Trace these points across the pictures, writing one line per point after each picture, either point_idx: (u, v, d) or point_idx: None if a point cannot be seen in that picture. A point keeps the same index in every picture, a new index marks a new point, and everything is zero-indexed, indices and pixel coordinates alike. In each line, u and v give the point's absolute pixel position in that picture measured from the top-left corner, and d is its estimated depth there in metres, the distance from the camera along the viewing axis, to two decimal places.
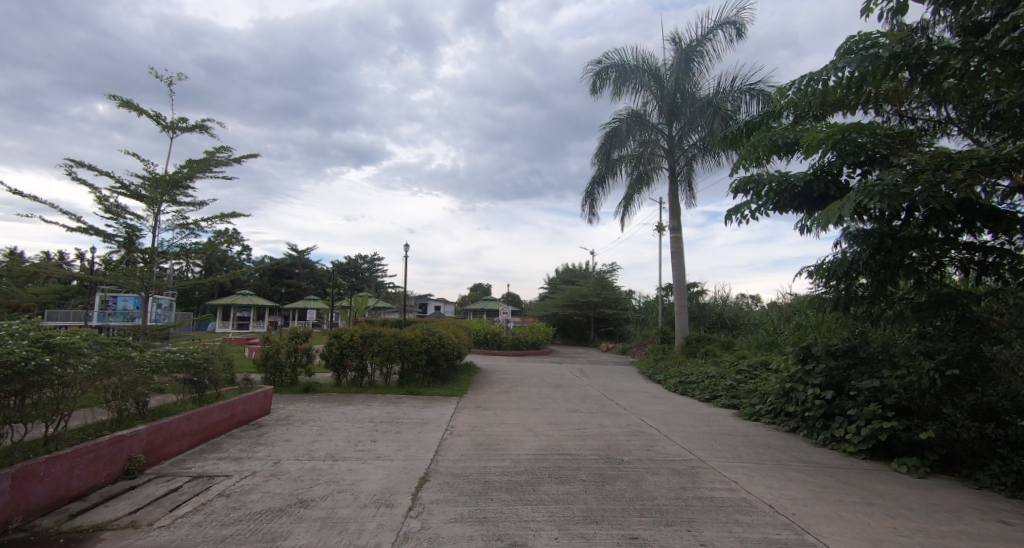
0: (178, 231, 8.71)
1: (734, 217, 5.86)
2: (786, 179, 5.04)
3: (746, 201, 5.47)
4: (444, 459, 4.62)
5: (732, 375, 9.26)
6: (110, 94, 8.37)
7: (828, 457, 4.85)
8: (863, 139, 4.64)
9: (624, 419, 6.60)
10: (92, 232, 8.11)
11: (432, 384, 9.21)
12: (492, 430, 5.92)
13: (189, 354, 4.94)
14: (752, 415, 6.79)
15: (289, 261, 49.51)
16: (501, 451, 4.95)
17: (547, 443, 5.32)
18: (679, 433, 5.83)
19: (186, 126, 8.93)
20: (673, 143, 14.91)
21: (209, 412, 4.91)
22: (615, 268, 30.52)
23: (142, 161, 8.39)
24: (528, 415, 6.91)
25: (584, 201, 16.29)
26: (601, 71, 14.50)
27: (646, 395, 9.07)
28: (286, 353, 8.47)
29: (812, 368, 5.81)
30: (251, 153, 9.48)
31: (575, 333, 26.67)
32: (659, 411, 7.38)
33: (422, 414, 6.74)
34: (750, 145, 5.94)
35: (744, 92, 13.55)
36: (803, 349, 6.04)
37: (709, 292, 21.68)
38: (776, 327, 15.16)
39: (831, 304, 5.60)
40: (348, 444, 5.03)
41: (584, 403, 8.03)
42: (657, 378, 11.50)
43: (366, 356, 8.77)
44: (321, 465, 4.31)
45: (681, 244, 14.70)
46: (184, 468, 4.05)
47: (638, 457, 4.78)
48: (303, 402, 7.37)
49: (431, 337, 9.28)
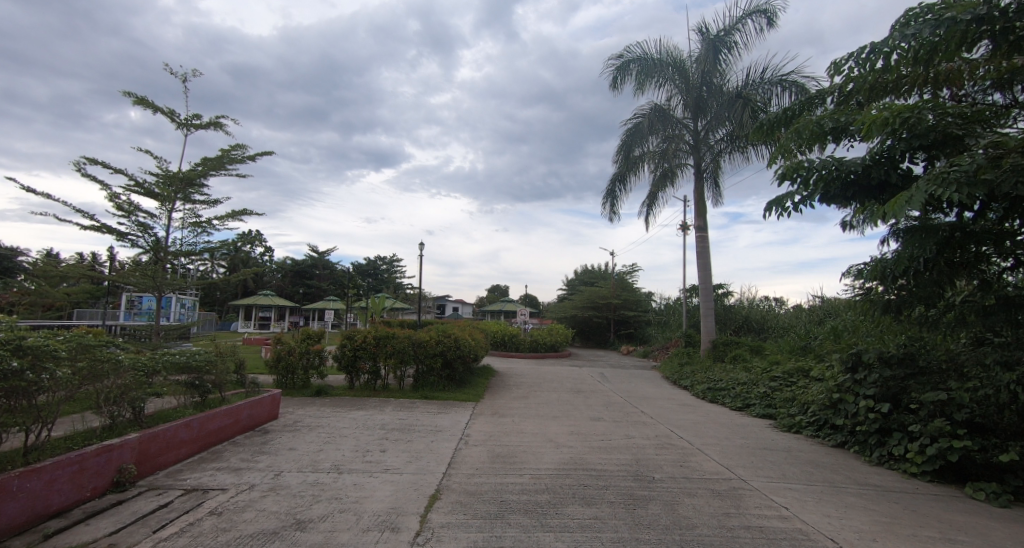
0: (191, 230, 8.59)
1: (775, 209, 5.36)
2: (839, 166, 4.52)
3: (790, 191, 4.97)
4: (458, 473, 4.25)
5: (766, 383, 8.66)
6: (125, 91, 8.32)
7: (888, 478, 4.30)
8: (931, 120, 4.11)
9: (652, 430, 6.14)
10: (106, 230, 8.03)
11: (447, 388, 8.88)
12: (509, 440, 5.53)
13: (190, 356, 4.70)
14: (791, 428, 6.25)
15: (309, 262, 50.09)
16: (520, 464, 4.56)
17: (570, 456, 4.90)
18: (714, 447, 5.33)
19: (200, 123, 8.83)
20: (698, 139, 14.32)
21: (210, 418, 4.64)
22: (635, 269, 29.85)
23: (156, 158, 8.30)
24: (548, 423, 6.51)
25: (605, 199, 15.77)
26: (623, 64, 13.98)
27: (672, 403, 8.55)
28: (298, 354, 8.24)
29: (864, 377, 5.25)
30: (265, 151, 9.34)
31: (594, 336, 26.11)
32: (688, 420, 6.87)
33: (436, 421, 6.39)
34: (794, 131, 5.43)
35: (775, 84, 12.88)
36: (852, 357, 5.50)
37: (735, 294, 20.87)
38: (809, 331, 14.37)
39: (884, 307, 5.08)
40: (355, 454, 4.70)
41: (607, 410, 7.58)
42: (682, 384, 10.94)
43: (380, 359, 8.48)
44: (324, 478, 3.98)
45: (707, 244, 14.07)
46: (179, 480, 3.78)
47: (670, 474, 4.31)
48: (313, 406, 7.11)
49: (447, 339, 8.95)
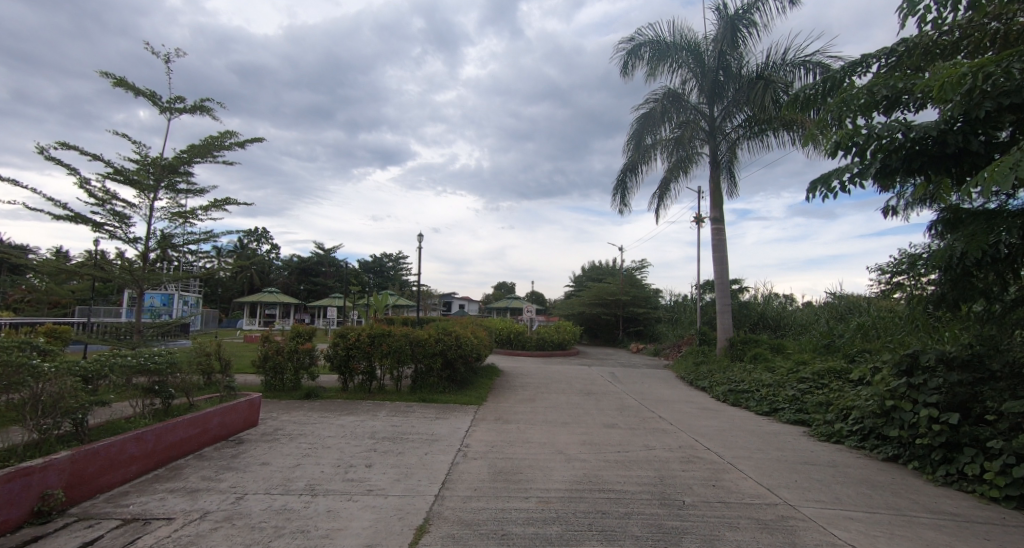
0: (172, 220, 8.05)
1: (818, 189, 4.68)
2: (904, 135, 3.83)
3: (843, 165, 4.29)
4: (452, 496, 3.61)
5: (794, 385, 7.96)
6: (101, 71, 7.80)
7: (964, 504, 3.60)
8: (1022, 75, 3.41)
9: (674, 439, 5.48)
10: (80, 220, 7.46)
11: (448, 390, 8.27)
12: (514, 452, 4.91)
13: (147, 357, 4.14)
14: (831, 437, 5.59)
15: (315, 260, 49.78)
16: (525, 485, 3.92)
17: (583, 472, 4.26)
18: (748, 462, 4.67)
19: (183, 107, 8.27)
20: (714, 126, 13.58)
21: (170, 429, 4.05)
22: (644, 264, 29.06)
23: (135, 144, 7.82)
24: (556, 430, 5.88)
25: (614, 191, 15.07)
26: (634, 48, 13.22)
27: (692, 406, 7.88)
28: (287, 354, 7.68)
29: (923, 381, 4.56)
30: (255, 137, 8.78)
31: (602, 333, 25.40)
32: (713, 428, 6.20)
33: (433, 428, 5.76)
34: (842, 98, 4.74)
35: (797, 65, 12.07)
36: (907, 359, 4.83)
37: (749, 290, 20.09)
38: (832, 328, 13.57)
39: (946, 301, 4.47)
40: (335, 471, 4.10)
41: (622, 415, 6.92)
42: (700, 385, 10.24)
43: (375, 358, 7.88)
44: (294, 504, 3.36)
45: (723, 236, 13.35)
46: (120, 506, 3.18)
47: (703, 498, 3.65)
48: (300, 411, 6.52)
49: (447, 337, 8.30)
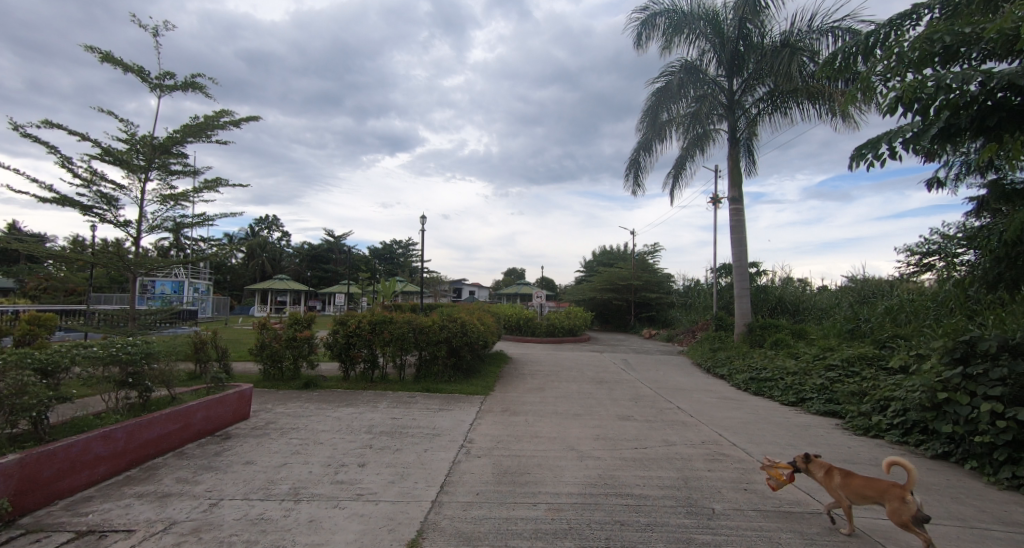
0: (164, 203, 7.70)
1: (865, 156, 4.04)
2: (983, 87, 3.20)
3: (902, 126, 3.63)
4: (451, 503, 3.21)
5: (821, 373, 7.45)
6: (86, 45, 7.41)
7: None
8: None
9: (696, 434, 5.05)
10: (67, 203, 7.14)
11: (453, 378, 7.91)
12: (521, 449, 4.52)
13: (116, 348, 3.80)
14: (868, 432, 5.10)
15: (325, 247, 49.76)
16: (532, 489, 3.51)
17: (597, 473, 3.85)
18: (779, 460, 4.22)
19: (173, 83, 7.86)
20: (733, 100, 12.77)
21: (145, 425, 3.71)
22: (657, 248, 28.40)
23: (124, 122, 7.48)
24: (567, 423, 5.48)
25: (627, 170, 14.42)
26: (648, 18, 12.42)
27: (711, 396, 7.43)
28: (284, 342, 7.36)
29: (982, 371, 4.04)
30: (250, 117, 8.35)
31: (613, 319, 24.92)
32: (737, 420, 5.74)
33: (435, 421, 5.39)
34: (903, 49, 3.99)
35: (825, 33, 11.21)
36: (961, 345, 4.29)
37: (767, 274, 19.40)
38: (857, 311, 12.93)
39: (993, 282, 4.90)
40: (323, 472, 3.73)
41: (637, 406, 6.49)
42: (718, 372, 9.77)
43: (376, 346, 7.53)
44: (272, 512, 2.99)
45: (742, 217, 12.70)
46: (78, 514, 2.84)
47: (735, 505, 3.21)
48: (297, 401, 6.20)
49: (452, 324, 7.91)
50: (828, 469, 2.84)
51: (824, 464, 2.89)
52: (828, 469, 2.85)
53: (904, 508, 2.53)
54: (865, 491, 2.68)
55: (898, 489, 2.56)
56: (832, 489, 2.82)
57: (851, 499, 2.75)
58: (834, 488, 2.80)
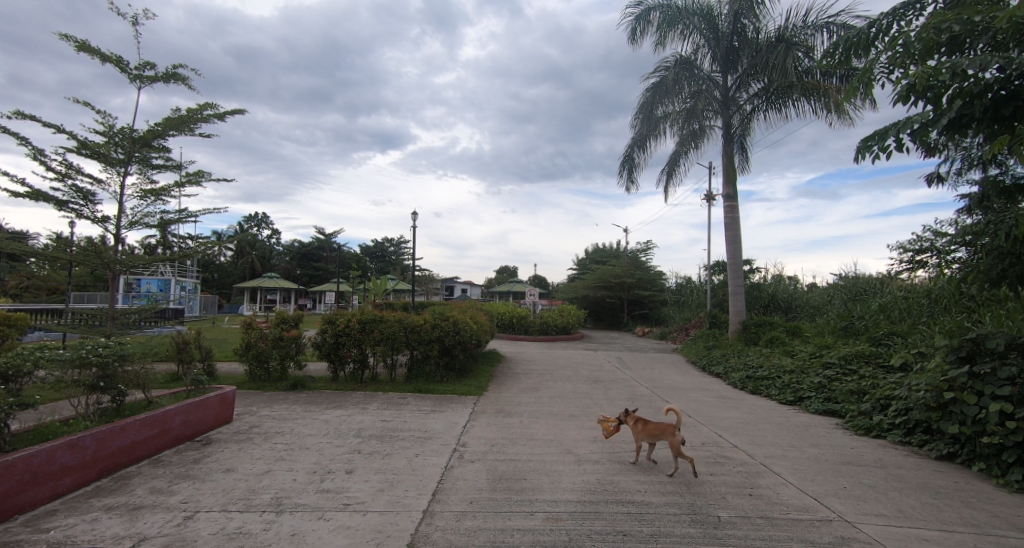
0: (145, 199, 7.40)
1: (871, 148, 3.94)
2: (996, 76, 3.10)
3: (911, 117, 3.54)
4: (443, 513, 3.03)
5: (819, 371, 7.37)
6: (61, 33, 7.09)
7: None
8: None
9: (695, 435, 4.92)
10: (41, 198, 6.83)
11: (446, 379, 7.72)
12: (516, 452, 4.36)
13: (86, 351, 3.55)
14: (870, 431, 5.01)
15: (315, 245, 49.19)
16: (529, 496, 3.34)
17: (596, 479, 3.69)
18: (783, 462, 4.10)
19: (154, 74, 7.58)
20: (728, 96, 12.66)
21: (118, 431, 3.49)
22: (650, 246, 28.37)
23: (102, 113, 7.19)
24: (563, 425, 5.32)
25: (621, 167, 14.29)
26: (643, 12, 12.28)
27: (708, 395, 7.32)
28: (271, 341, 7.12)
29: (989, 370, 3.95)
30: (235, 110, 8.07)
31: (606, 316, 24.85)
32: (736, 421, 5.63)
33: (426, 424, 5.21)
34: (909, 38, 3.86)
35: (820, 28, 11.12)
36: (967, 344, 4.21)
37: (760, 271, 19.41)
38: (851, 308, 12.92)
39: None
40: (308, 480, 3.53)
41: (634, 406, 6.36)
42: (713, 370, 9.68)
43: (366, 346, 7.32)
44: (252, 525, 2.79)
45: (737, 214, 12.62)
46: (39, 531, 2.63)
47: (741, 513, 3.07)
48: (283, 403, 5.98)
49: (444, 323, 7.71)
50: (634, 419, 3.93)
51: (631, 415, 3.98)
52: (635, 419, 3.95)
53: (676, 439, 3.72)
54: (655, 431, 3.83)
55: (672, 427, 3.76)
56: (638, 434, 3.93)
57: (646, 439, 3.89)
58: (638, 432, 3.91)
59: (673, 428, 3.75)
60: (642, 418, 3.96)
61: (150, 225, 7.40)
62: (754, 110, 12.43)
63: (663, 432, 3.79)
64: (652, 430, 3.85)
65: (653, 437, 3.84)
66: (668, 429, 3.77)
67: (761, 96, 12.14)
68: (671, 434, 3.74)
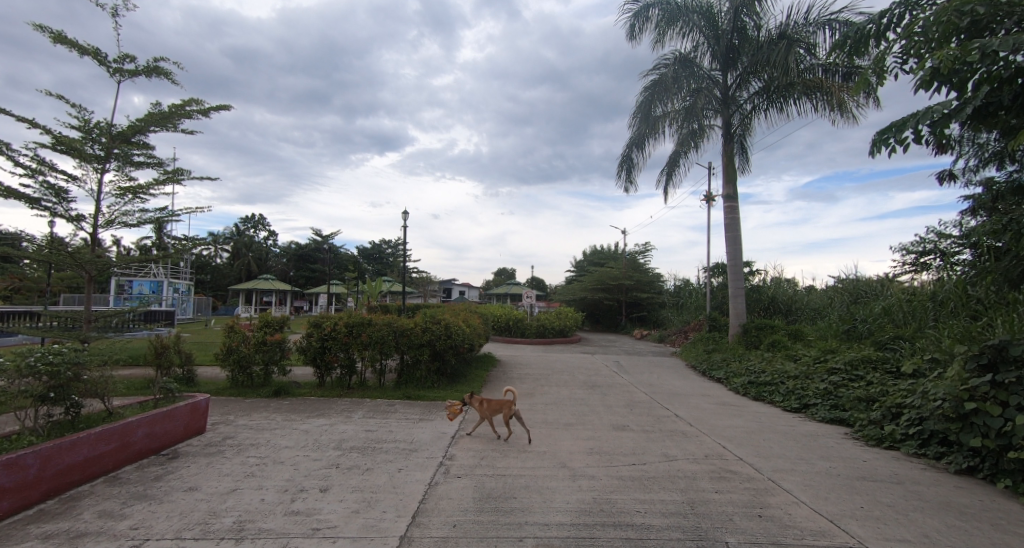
0: (123, 197, 7.09)
1: (887, 141, 3.69)
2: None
3: (932, 107, 3.29)
4: (421, 540, 2.73)
5: (824, 377, 7.09)
6: (36, 24, 6.80)
7: None
8: None
9: (697, 447, 4.64)
10: (12, 195, 6.51)
11: (437, 385, 7.42)
12: (507, 466, 4.07)
13: (34, 358, 3.23)
14: (881, 442, 4.74)
15: (312, 246, 48.80)
16: (517, 519, 3.04)
17: (592, 497, 3.40)
18: (792, 478, 3.82)
19: (134, 68, 7.28)
20: (728, 95, 12.42)
21: (68, 447, 3.18)
22: (648, 247, 28.10)
23: (78, 108, 6.87)
24: (557, 435, 5.04)
25: (619, 167, 14.03)
26: (641, 10, 12.04)
27: (709, 401, 7.04)
28: (253, 346, 6.81)
29: (1013, 378, 3.68)
30: (219, 105, 7.77)
31: (604, 319, 24.57)
32: (740, 430, 5.35)
33: (413, 434, 4.91)
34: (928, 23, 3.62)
35: (823, 24, 10.87)
36: (989, 350, 3.93)
37: (759, 274, 19.17)
38: (853, 311, 12.67)
39: None
40: (277, 501, 3.23)
41: (633, 414, 6.07)
42: (714, 375, 9.40)
43: (354, 350, 7.01)
44: None
45: (737, 215, 12.38)
46: None
47: (751, 538, 2.79)
48: (263, 411, 5.67)
49: (435, 326, 7.40)
50: (479, 399, 5.00)
51: (477, 398, 5.04)
52: (480, 400, 5.05)
53: (510, 411, 4.85)
54: (495, 407, 4.92)
55: (508, 401, 4.89)
56: (483, 411, 5.00)
57: (489, 414, 4.97)
58: (482, 409, 4.97)
59: (508, 403, 4.87)
60: (487, 399, 5.04)
61: (127, 224, 7.08)
62: (754, 109, 12.18)
63: (501, 407, 4.90)
64: (493, 406, 4.95)
65: (495, 412, 4.93)
66: (505, 404, 4.88)
67: (762, 94, 11.90)
68: (506, 407, 4.83)
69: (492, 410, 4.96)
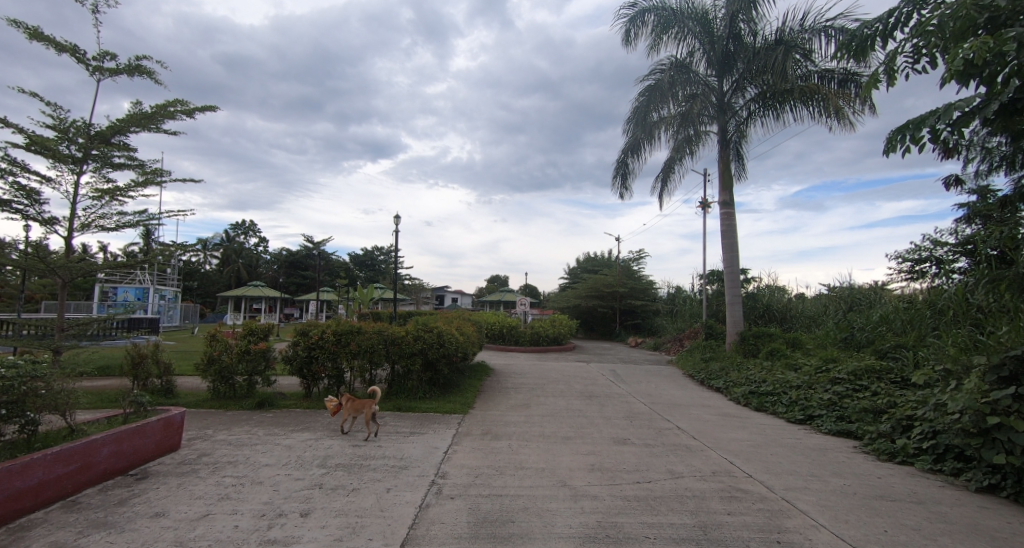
0: (100, 199, 6.77)
1: (903, 139, 3.55)
2: None
3: (956, 102, 3.15)
4: None
5: (827, 387, 6.91)
6: (11, 18, 6.50)
7: None
8: None
9: (704, 463, 4.40)
10: None
11: (429, 396, 7.13)
12: (503, 485, 3.80)
13: None
14: (895, 456, 4.53)
15: (303, 253, 48.26)
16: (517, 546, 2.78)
17: (596, 521, 3.14)
18: (807, 497, 3.59)
19: (114, 66, 7.01)
20: (724, 101, 12.37)
21: (20, 470, 2.88)
22: (642, 255, 28.04)
23: (54, 105, 6.58)
24: (556, 449, 4.78)
25: (614, 173, 13.92)
26: (637, 15, 11.98)
27: (710, 413, 6.82)
28: (236, 355, 6.49)
29: None
30: (205, 105, 7.50)
31: (598, 327, 24.37)
32: (746, 444, 5.12)
33: (403, 450, 4.62)
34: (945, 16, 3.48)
35: (818, 31, 10.87)
36: (1009, 361, 3.76)
37: (754, 281, 19.11)
38: (850, 319, 12.58)
39: None
40: (252, 528, 2.94)
41: (634, 426, 5.82)
42: (713, 384, 9.19)
43: (342, 360, 6.71)
44: None
45: (733, 222, 12.27)
46: None
47: None
48: (244, 425, 5.35)
49: (427, 335, 7.14)
50: (346, 397, 5.21)
51: (346, 395, 5.26)
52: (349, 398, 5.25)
53: (370, 411, 5.05)
54: (357, 406, 5.14)
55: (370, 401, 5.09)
56: (348, 409, 5.21)
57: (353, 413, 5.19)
58: (348, 407, 5.19)
59: (369, 403, 5.07)
60: (354, 396, 5.24)
61: (104, 227, 6.76)
62: (750, 116, 12.15)
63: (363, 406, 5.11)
64: (357, 405, 5.16)
65: (357, 410, 5.16)
66: (366, 404, 5.08)
67: (758, 101, 11.87)
68: (365, 407, 5.05)
69: (356, 409, 5.19)
